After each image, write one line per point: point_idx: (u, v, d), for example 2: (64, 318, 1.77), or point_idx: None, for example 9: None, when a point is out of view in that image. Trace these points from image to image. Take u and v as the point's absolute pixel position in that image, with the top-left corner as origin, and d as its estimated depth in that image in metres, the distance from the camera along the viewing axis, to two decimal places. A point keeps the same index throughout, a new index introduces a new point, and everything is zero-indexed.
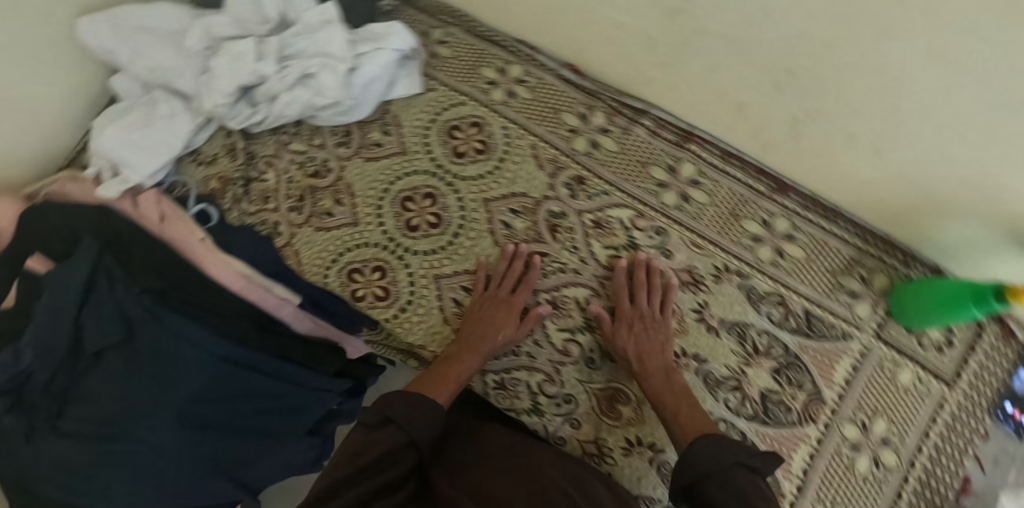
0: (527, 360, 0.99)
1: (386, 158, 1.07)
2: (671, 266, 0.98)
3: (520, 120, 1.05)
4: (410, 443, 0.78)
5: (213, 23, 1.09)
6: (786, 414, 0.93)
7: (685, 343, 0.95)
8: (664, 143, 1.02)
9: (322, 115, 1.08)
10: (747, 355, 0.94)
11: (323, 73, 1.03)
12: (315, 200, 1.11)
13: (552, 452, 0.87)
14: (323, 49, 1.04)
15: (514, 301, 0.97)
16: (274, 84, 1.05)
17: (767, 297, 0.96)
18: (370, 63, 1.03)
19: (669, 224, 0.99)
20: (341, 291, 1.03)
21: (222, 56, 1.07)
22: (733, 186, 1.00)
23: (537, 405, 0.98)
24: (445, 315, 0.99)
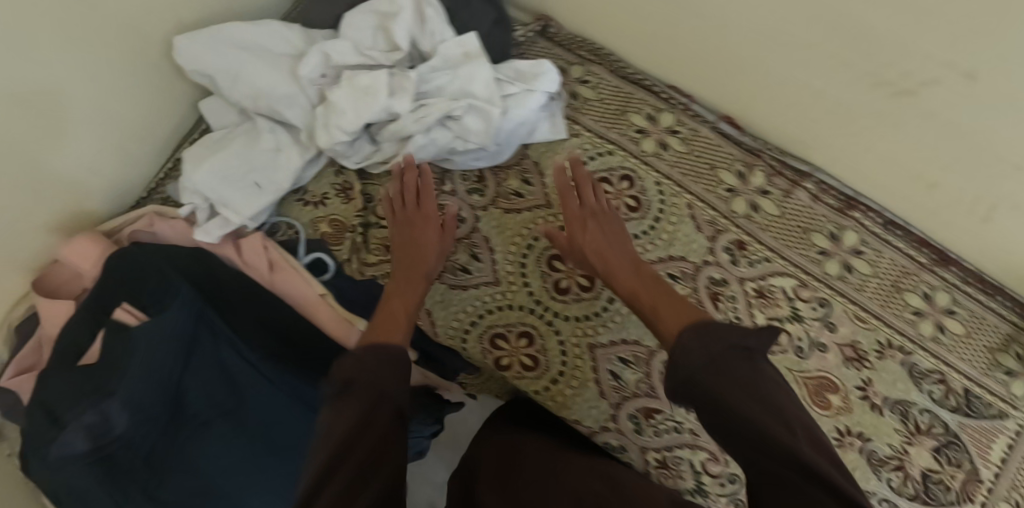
0: (692, 438, 0.90)
1: (528, 210, 0.98)
2: (834, 340, 0.95)
3: (675, 175, 0.99)
4: (396, 412, 0.67)
5: (333, 50, 0.99)
6: (945, 494, 0.92)
7: (849, 422, 0.93)
8: (826, 209, 0.97)
9: (457, 159, 0.99)
10: (909, 434, 0.93)
11: (469, 115, 0.94)
12: (445, 252, 0.99)
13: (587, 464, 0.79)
14: (468, 88, 0.95)
15: (415, 228, 0.94)
16: (409, 124, 0.95)
17: (929, 375, 0.94)
18: (520, 106, 0.95)
19: (832, 295, 0.96)
20: (482, 358, 0.96)
21: (350, 88, 0.95)
22: (895, 258, 0.97)
23: (701, 486, 0.90)
24: (602, 389, 0.92)
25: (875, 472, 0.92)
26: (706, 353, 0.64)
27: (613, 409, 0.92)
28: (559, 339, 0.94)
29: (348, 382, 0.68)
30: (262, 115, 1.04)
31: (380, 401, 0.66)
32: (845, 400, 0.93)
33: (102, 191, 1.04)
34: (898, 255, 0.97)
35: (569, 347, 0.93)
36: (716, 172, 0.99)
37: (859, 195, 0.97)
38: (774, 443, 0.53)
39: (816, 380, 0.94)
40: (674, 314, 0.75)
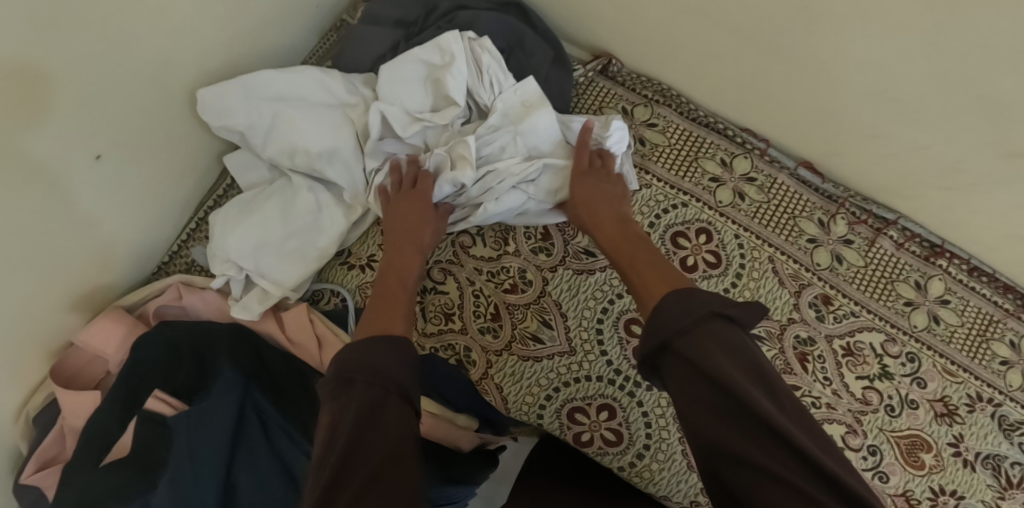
0: None
1: (601, 270, 0.91)
2: (925, 395, 0.90)
3: (754, 226, 0.93)
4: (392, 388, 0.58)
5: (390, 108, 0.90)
6: None
7: (943, 480, 0.87)
8: (911, 257, 0.94)
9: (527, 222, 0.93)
10: (1002, 488, 0.86)
11: (546, 176, 0.90)
12: (512, 319, 0.91)
13: None
14: (537, 146, 0.91)
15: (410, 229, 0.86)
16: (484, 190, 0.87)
17: (1018, 426, 0.89)
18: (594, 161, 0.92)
19: (921, 349, 0.91)
20: (559, 433, 0.89)
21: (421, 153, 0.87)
22: (981, 306, 0.93)
23: None
24: (690, 463, 0.85)
25: None
26: (685, 312, 0.57)
27: (704, 482, 0.86)
28: (642, 410, 0.87)
29: (348, 377, 0.58)
30: (300, 171, 0.94)
31: (390, 395, 0.57)
32: (937, 458, 0.88)
33: (122, 261, 0.93)
34: (986, 304, 0.93)
35: (652, 418, 0.86)
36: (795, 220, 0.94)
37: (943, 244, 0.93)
38: (774, 441, 0.48)
39: (908, 439, 0.89)
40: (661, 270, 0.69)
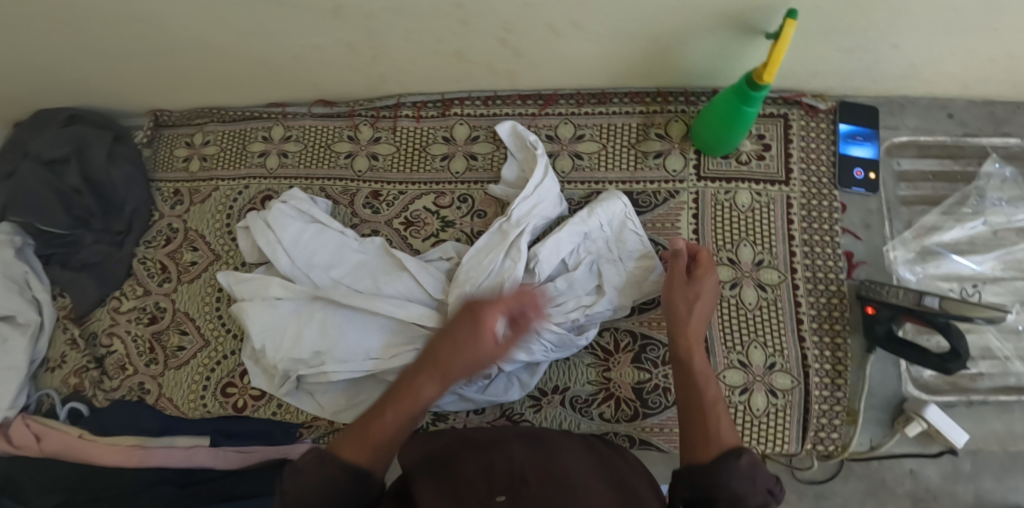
0: (563, 377, 0.74)
1: (357, 122, 0.86)
2: (748, 271, 0.75)
3: (560, 85, 0.81)
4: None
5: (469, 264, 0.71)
6: (935, 385, 0.74)
7: (801, 270, 0.75)
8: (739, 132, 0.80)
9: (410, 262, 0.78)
10: (896, 281, 0.75)
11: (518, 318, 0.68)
12: (270, 171, 0.87)
13: (536, 445, 0.58)
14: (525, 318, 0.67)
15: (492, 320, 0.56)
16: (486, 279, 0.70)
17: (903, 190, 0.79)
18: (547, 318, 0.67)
19: (759, 229, 0.76)
20: None
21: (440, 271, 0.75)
22: (820, 176, 0.78)
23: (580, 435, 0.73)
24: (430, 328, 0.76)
25: (833, 436, 0.71)
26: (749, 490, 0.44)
27: None
28: None
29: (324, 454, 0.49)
30: None
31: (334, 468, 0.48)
32: (772, 349, 0.73)
33: None
34: (795, 191, 0.77)
35: None
36: (556, 108, 0.82)
37: (782, 101, 0.80)
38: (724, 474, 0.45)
39: (732, 304, 0.74)
40: (727, 431, 0.50)
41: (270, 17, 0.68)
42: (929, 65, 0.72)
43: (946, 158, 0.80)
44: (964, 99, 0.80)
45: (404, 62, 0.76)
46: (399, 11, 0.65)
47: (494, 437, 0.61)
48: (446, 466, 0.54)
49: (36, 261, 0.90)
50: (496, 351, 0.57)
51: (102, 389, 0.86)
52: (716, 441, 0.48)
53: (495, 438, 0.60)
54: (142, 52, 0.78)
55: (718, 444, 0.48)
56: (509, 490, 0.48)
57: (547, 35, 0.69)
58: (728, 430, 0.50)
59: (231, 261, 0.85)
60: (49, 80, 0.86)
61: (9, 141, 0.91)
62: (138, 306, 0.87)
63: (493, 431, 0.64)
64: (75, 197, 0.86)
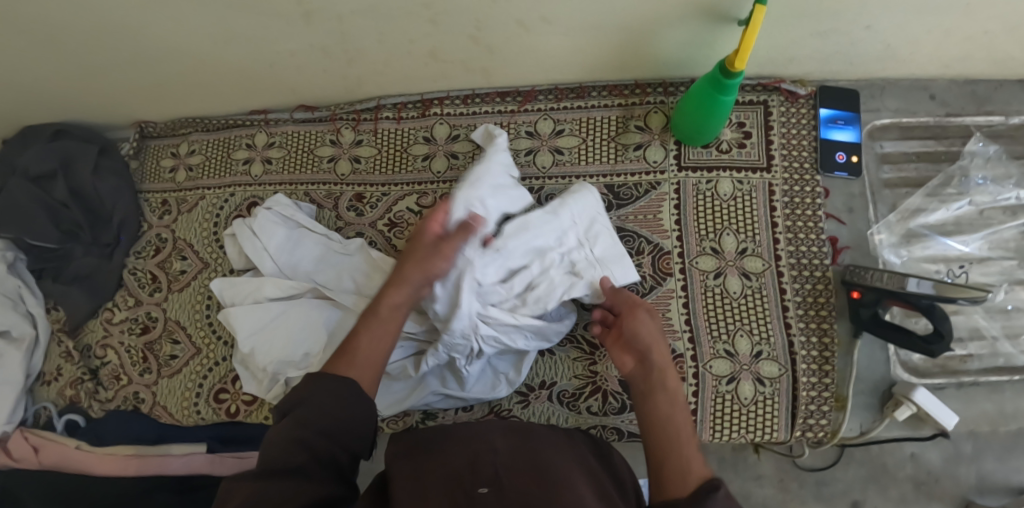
0: (550, 372, 0.74)
1: (339, 126, 0.87)
2: (732, 260, 0.75)
3: (538, 80, 0.81)
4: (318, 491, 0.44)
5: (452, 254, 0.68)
6: (924, 367, 0.73)
7: (785, 256, 0.74)
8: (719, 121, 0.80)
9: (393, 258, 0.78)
10: (882, 264, 0.75)
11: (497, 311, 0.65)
12: (254, 178, 0.88)
13: (519, 433, 0.59)
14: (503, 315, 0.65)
15: (448, 243, 0.62)
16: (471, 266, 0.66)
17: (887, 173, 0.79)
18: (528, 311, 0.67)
19: (741, 218, 0.76)
20: None
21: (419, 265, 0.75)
22: (802, 162, 0.77)
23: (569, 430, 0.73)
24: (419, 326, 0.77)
25: (823, 423, 0.71)
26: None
27: None
28: None
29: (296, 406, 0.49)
30: None
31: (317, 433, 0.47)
32: (758, 336, 0.72)
33: None
34: (777, 178, 0.77)
35: None
36: (536, 104, 0.82)
37: (761, 88, 0.79)
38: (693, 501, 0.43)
39: (717, 293, 0.74)
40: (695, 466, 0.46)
41: (243, 25, 0.69)
42: (905, 46, 0.72)
43: (929, 139, 0.79)
44: (944, 79, 0.80)
45: (379, 64, 0.77)
46: (370, 13, 0.66)
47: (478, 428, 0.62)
48: (429, 457, 0.56)
49: (29, 276, 0.91)
50: (441, 258, 0.61)
51: (98, 400, 0.87)
52: (686, 479, 0.44)
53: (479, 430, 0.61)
54: (122, 65, 0.78)
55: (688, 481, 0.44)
56: (492, 482, 0.50)
57: (519, 31, 0.69)
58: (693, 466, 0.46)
59: (219, 268, 0.86)
60: (33, 96, 0.86)
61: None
62: (130, 317, 0.88)
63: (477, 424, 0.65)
64: (64, 210, 0.87)
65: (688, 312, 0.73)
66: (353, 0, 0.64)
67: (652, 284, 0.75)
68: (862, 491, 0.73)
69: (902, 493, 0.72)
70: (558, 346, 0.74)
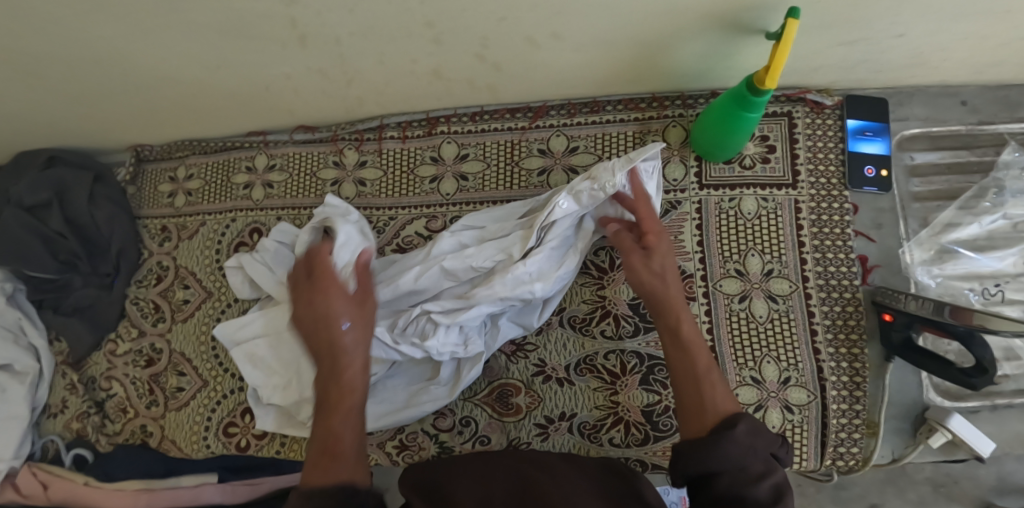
0: (569, 403, 0.71)
1: (341, 146, 0.83)
2: (757, 283, 0.72)
3: (548, 96, 0.77)
4: None
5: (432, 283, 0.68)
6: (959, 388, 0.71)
7: (813, 277, 0.71)
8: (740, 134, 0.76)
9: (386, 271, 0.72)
10: (914, 284, 0.72)
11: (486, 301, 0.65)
12: (255, 202, 0.84)
13: (528, 467, 0.60)
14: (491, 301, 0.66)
15: (324, 291, 0.63)
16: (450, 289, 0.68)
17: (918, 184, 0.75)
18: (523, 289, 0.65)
19: (767, 237, 0.73)
20: None
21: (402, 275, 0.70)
22: (829, 177, 0.74)
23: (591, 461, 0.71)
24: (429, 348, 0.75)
25: (852, 448, 0.68)
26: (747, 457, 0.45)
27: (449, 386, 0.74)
28: None
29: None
30: None
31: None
32: (786, 363, 0.70)
33: None
34: (803, 194, 0.73)
35: None
36: (547, 120, 0.79)
37: (785, 99, 0.75)
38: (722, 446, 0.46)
39: (741, 318, 0.71)
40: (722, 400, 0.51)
41: (236, 49, 0.65)
42: (938, 53, 0.67)
43: (960, 148, 0.75)
44: (977, 83, 0.76)
45: (382, 83, 0.73)
46: (371, 34, 0.62)
47: (493, 459, 0.63)
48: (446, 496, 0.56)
49: (30, 307, 0.88)
50: (341, 310, 0.62)
51: (105, 433, 0.85)
52: (712, 410, 0.49)
53: (494, 465, 0.61)
54: (113, 91, 0.75)
55: (713, 412, 0.49)
56: None
57: (528, 48, 0.66)
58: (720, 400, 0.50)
59: (224, 297, 0.83)
60: (22, 122, 0.83)
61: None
62: (134, 349, 0.86)
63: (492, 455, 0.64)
64: (61, 241, 0.84)
65: (712, 339, 0.70)
66: (353, 22, 0.60)
67: None
68: (879, 494, 0.76)
69: (919, 495, 0.75)
70: (577, 375, 0.72)
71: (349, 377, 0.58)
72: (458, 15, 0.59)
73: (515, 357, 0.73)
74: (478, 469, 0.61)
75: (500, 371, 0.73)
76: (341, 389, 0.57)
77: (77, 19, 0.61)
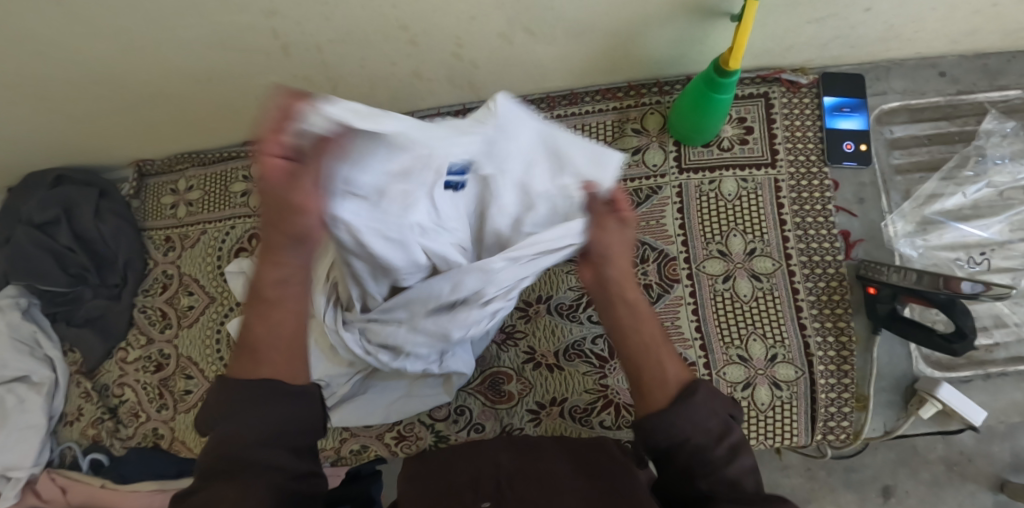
0: (560, 389, 0.72)
1: None
2: (740, 263, 0.72)
3: (528, 90, 0.79)
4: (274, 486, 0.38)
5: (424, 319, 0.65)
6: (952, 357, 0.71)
7: (796, 253, 0.72)
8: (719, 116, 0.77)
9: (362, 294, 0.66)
10: (899, 256, 0.72)
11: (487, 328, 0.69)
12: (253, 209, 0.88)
13: (510, 450, 0.61)
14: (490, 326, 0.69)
15: (269, 189, 0.38)
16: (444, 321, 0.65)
17: (899, 157, 0.75)
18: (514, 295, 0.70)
19: (749, 217, 0.73)
20: None
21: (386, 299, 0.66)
22: (808, 154, 0.74)
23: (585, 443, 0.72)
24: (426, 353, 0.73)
25: (843, 420, 0.69)
26: (705, 422, 0.41)
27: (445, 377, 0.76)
28: None
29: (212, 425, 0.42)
30: None
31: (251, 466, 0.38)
32: (773, 339, 0.70)
33: None
34: (783, 173, 0.74)
35: None
36: (528, 114, 0.81)
37: (760, 80, 0.76)
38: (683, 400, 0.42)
39: (725, 298, 0.72)
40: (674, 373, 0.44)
41: (224, 62, 0.69)
42: (907, 25, 0.68)
43: (941, 120, 0.76)
44: (954, 54, 0.76)
45: (366, 87, 0.76)
46: (347, 40, 0.65)
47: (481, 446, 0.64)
48: (426, 479, 0.57)
49: (44, 320, 0.92)
50: (307, 219, 0.40)
51: (119, 438, 0.88)
52: (668, 383, 0.43)
53: (482, 450, 0.63)
54: (113, 110, 0.79)
55: (661, 388, 0.43)
56: (495, 495, 0.50)
57: (502, 45, 0.68)
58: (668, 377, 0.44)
59: (226, 301, 0.87)
60: (30, 144, 0.87)
61: (3, 206, 0.94)
62: (143, 355, 0.89)
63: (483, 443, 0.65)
64: (71, 255, 0.88)
65: (697, 319, 0.71)
66: (330, 29, 0.63)
67: (659, 292, 0.73)
68: (892, 475, 0.76)
69: (934, 474, 0.75)
70: (566, 361, 0.73)
71: (280, 313, 0.44)
72: (428, 16, 0.61)
73: (505, 347, 0.75)
74: (462, 455, 0.62)
75: (492, 360, 0.75)
76: (271, 293, 0.44)
77: (74, 43, 0.65)
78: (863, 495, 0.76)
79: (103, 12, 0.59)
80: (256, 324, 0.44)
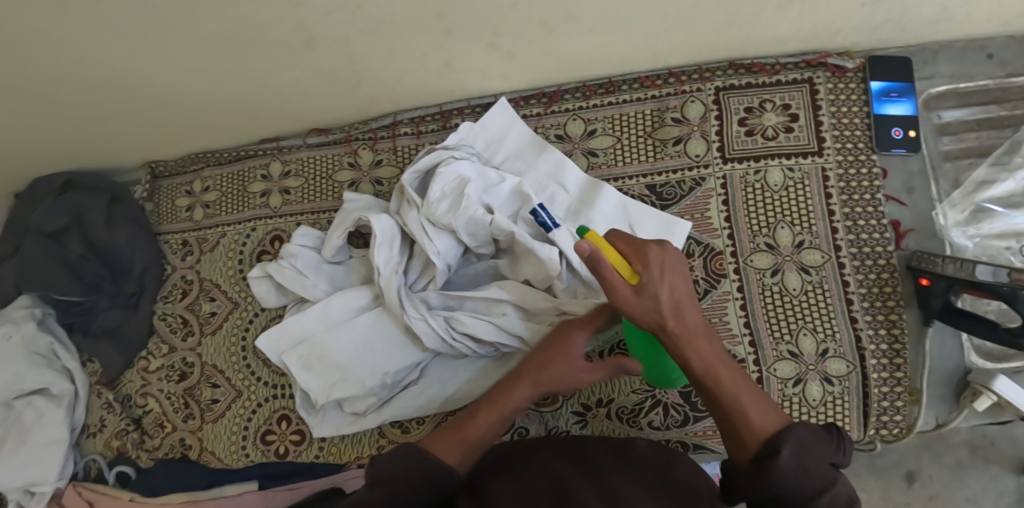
0: (608, 391, 0.71)
1: (353, 144, 0.82)
2: (788, 253, 0.70)
3: (562, 80, 0.76)
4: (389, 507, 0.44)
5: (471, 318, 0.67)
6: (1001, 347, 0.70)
7: (846, 242, 0.70)
8: (761, 101, 0.74)
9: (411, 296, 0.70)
10: (950, 245, 0.70)
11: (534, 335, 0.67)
12: (273, 209, 0.84)
13: (568, 446, 0.60)
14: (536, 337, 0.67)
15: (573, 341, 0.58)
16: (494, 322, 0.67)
17: (947, 144, 0.73)
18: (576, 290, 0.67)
19: (796, 205, 0.71)
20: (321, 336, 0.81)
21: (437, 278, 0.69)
22: (853, 140, 0.72)
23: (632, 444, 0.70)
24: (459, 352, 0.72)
25: (896, 412, 0.68)
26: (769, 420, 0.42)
27: None
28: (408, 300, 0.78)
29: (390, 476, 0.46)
30: None
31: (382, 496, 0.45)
32: (823, 332, 0.69)
33: None
34: (830, 161, 0.72)
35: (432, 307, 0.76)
36: (563, 104, 0.77)
37: (805, 65, 0.74)
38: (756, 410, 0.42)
39: (775, 290, 0.70)
40: (761, 412, 0.42)
41: (245, 58, 0.65)
42: (963, 7, 0.65)
43: (989, 104, 0.74)
44: (1003, 36, 0.73)
45: (393, 81, 0.72)
46: (377, 32, 0.61)
47: (540, 440, 0.63)
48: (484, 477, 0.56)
49: (60, 331, 0.89)
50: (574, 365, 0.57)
51: (145, 449, 0.85)
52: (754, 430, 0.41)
53: (537, 445, 0.61)
54: (126, 112, 0.75)
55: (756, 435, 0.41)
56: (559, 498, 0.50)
57: (540, 33, 0.64)
58: (762, 414, 0.42)
59: (251, 307, 0.83)
60: (36, 148, 0.83)
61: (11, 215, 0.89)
62: (166, 364, 0.86)
63: (538, 441, 0.64)
64: (85, 264, 0.84)
65: (746, 314, 0.69)
66: (359, 20, 0.59)
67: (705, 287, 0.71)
68: (916, 460, 0.76)
69: (958, 458, 0.75)
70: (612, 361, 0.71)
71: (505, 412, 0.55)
72: (465, 5, 0.58)
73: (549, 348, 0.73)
74: (522, 450, 0.61)
75: None
76: (489, 424, 0.53)
77: (84, 42, 0.61)
78: (886, 482, 0.76)
79: (116, 6, 0.55)
80: (485, 417, 0.53)
